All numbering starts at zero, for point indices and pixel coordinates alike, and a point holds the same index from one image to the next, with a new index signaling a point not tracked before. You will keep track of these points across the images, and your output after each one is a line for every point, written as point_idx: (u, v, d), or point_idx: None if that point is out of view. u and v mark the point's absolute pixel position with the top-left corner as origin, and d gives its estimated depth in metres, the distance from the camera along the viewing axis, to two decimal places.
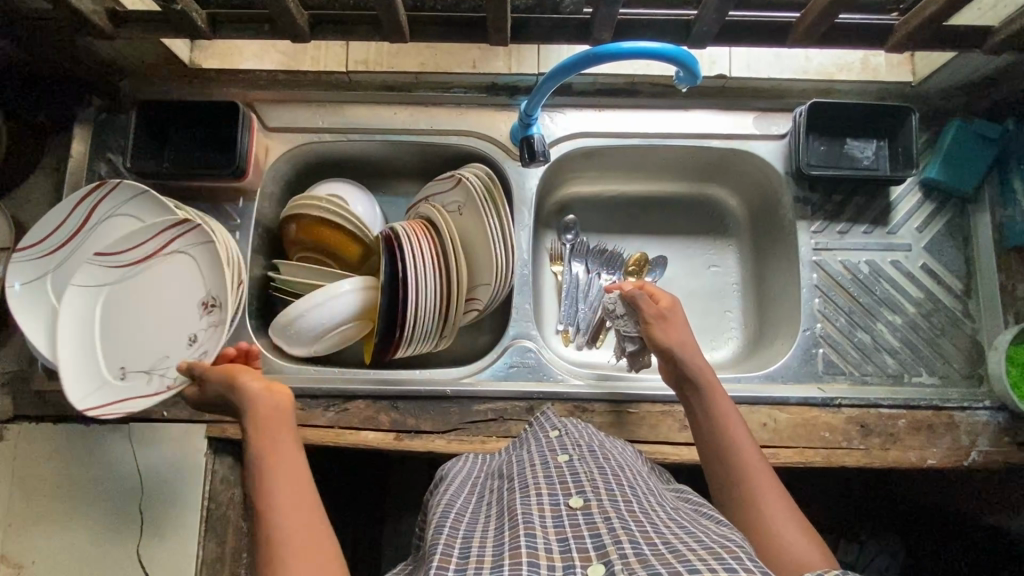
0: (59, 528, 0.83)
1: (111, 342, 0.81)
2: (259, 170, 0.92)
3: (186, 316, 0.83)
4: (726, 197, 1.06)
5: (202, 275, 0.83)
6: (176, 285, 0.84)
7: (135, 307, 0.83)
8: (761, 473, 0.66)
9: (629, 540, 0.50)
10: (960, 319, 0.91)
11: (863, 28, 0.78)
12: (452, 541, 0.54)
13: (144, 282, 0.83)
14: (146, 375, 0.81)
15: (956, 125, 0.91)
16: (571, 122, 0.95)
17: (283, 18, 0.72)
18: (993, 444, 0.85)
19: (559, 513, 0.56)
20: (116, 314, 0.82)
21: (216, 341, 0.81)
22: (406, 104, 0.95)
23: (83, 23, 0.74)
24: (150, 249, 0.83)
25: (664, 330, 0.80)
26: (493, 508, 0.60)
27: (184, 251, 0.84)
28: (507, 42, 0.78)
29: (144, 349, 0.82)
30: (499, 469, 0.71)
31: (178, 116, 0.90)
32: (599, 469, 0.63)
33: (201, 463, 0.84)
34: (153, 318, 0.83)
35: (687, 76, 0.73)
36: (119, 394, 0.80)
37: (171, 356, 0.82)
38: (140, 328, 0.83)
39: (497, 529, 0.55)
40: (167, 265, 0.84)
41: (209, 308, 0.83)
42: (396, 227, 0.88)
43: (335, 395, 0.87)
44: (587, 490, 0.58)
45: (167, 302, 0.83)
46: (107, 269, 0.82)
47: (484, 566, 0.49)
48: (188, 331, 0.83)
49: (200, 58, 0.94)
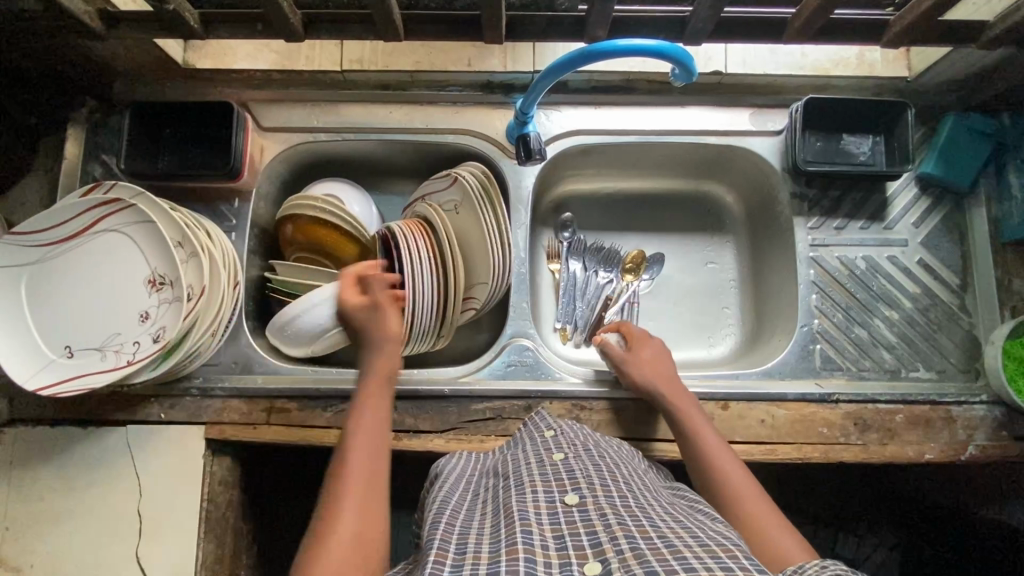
0: (57, 531, 0.82)
1: (60, 321, 0.81)
2: (254, 170, 0.92)
3: (132, 293, 0.82)
4: (722, 194, 1.06)
5: (143, 250, 0.82)
6: (114, 262, 0.82)
7: (84, 286, 0.82)
8: (744, 481, 0.70)
9: (624, 536, 0.50)
10: (956, 314, 0.91)
11: (858, 24, 0.78)
12: (449, 537, 0.53)
13: (78, 259, 0.82)
14: (98, 353, 0.80)
15: (951, 119, 0.91)
16: (568, 120, 0.95)
17: (276, 17, 0.72)
18: (990, 438, 0.85)
19: (555, 509, 0.56)
20: (56, 292, 0.81)
21: (168, 316, 0.80)
22: (401, 103, 0.95)
23: (74, 23, 0.73)
24: (74, 227, 0.82)
25: (637, 365, 0.85)
26: (490, 506, 0.60)
27: (117, 229, 0.82)
28: (502, 40, 0.78)
29: (95, 327, 0.81)
30: (494, 467, 0.71)
31: (173, 117, 0.90)
32: (595, 467, 0.63)
33: (199, 464, 0.84)
34: (104, 296, 0.82)
35: (682, 73, 0.73)
36: (67, 371, 0.79)
37: (124, 333, 0.81)
38: (90, 307, 0.81)
39: (493, 528, 0.55)
40: (100, 242, 0.82)
41: (159, 283, 0.82)
42: (391, 226, 0.88)
43: (333, 395, 0.87)
44: (583, 487, 0.58)
45: (116, 279, 0.82)
46: (55, 250, 0.81)
47: (482, 562, 0.49)
48: (137, 309, 0.81)
49: (193, 58, 0.92)
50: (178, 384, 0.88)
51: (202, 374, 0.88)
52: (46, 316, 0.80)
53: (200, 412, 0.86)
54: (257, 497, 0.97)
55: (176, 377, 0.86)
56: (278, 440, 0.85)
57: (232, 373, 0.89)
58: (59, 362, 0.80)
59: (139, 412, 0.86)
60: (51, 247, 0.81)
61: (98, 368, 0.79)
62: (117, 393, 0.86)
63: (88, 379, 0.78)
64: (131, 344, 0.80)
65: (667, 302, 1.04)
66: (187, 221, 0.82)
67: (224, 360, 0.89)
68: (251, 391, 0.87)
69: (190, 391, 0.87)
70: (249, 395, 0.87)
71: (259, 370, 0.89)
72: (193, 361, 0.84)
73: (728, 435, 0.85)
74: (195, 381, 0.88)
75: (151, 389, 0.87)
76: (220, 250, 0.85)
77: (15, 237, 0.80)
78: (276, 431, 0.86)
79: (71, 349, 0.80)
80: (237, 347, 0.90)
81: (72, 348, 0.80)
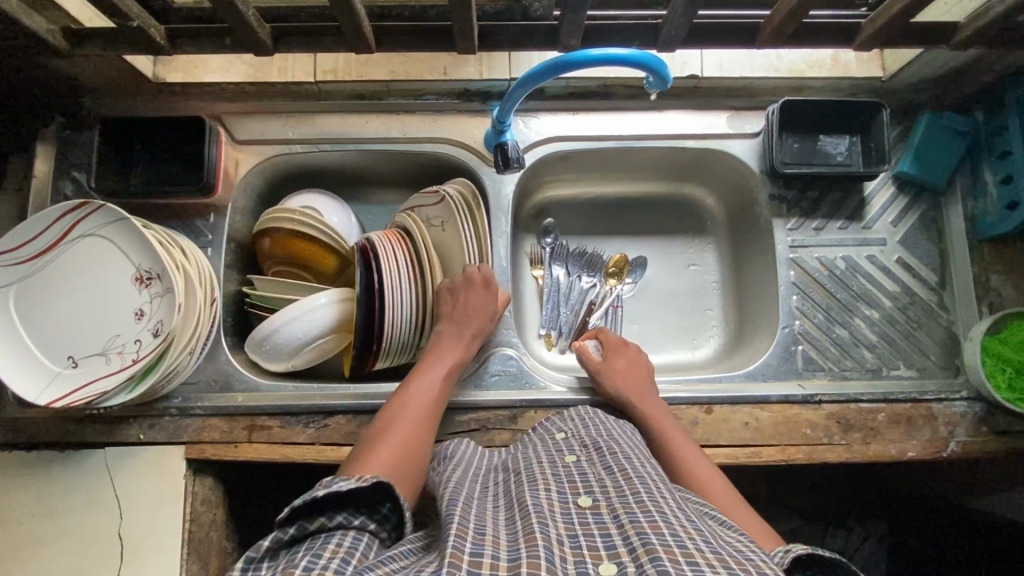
0: (34, 557, 0.81)
1: (54, 333, 0.79)
2: (229, 184, 0.91)
3: (122, 292, 0.81)
4: (703, 196, 1.06)
5: (125, 251, 0.81)
6: (96, 268, 0.81)
7: (70, 296, 0.80)
8: (716, 478, 0.72)
9: (637, 533, 0.48)
10: (935, 311, 0.92)
11: (830, 27, 0.78)
12: (468, 515, 0.54)
13: (59, 268, 0.80)
14: (101, 357, 0.79)
15: (926, 118, 0.91)
16: (545, 126, 0.94)
17: (244, 32, 0.71)
18: (971, 434, 0.86)
19: (568, 510, 0.55)
20: (41, 307, 0.80)
21: (166, 305, 0.80)
22: (377, 112, 0.94)
23: (36, 42, 0.72)
24: (47, 240, 0.80)
25: (611, 376, 0.86)
26: (501, 501, 0.60)
27: (91, 233, 0.81)
28: (476, 50, 0.77)
29: (89, 335, 0.80)
30: (502, 465, 0.70)
31: (144, 131, 0.88)
32: (606, 467, 0.62)
33: (181, 484, 0.83)
34: (93, 301, 0.81)
35: (657, 80, 0.72)
36: (74, 382, 0.79)
37: (123, 333, 0.80)
38: (83, 315, 0.80)
39: (509, 519, 0.54)
40: (79, 248, 0.81)
41: (146, 276, 0.81)
42: (371, 237, 0.86)
43: (315, 411, 0.86)
44: (595, 490, 0.57)
45: (102, 284, 0.81)
46: (31, 267, 0.80)
47: (502, 547, 0.49)
48: (132, 307, 0.81)
49: (162, 72, 0.90)
50: (157, 404, 0.86)
51: (181, 394, 0.87)
52: (38, 332, 0.79)
53: (180, 431, 0.85)
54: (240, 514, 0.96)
55: (155, 397, 0.85)
56: (260, 458, 0.84)
57: (212, 391, 0.88)
58: (63, 375, 0.79)
59: (118, 433, 0.85)
60: (32, 262, 0.80)
61: (105, 369, 0.79)
62: (94, 415, 0.85)
63: (99, 384, 0.78)
64: (134, 340, 0.80)
65: (651, 306, 1.04)
66: (160, 238, 0.80)
67: (203, 378, 0.88)
68: (231, 409, 0.86)
69: (170, 410, 0.86)
70: (229, 413, 0.86)
71: (240, 387, 0.88)
72: (172, 378, 0.82)
73: (712, 439, 0.85)
74: (174, 400, 0.86)
75: (129, 409, 0.86)
76: (197, 267, 0.83)
77: None
78: (258, 449, 0.85)
79: (73, 360, 0.79)
80: (217, 364, 0.89)
81: (75, 358, 0.79)
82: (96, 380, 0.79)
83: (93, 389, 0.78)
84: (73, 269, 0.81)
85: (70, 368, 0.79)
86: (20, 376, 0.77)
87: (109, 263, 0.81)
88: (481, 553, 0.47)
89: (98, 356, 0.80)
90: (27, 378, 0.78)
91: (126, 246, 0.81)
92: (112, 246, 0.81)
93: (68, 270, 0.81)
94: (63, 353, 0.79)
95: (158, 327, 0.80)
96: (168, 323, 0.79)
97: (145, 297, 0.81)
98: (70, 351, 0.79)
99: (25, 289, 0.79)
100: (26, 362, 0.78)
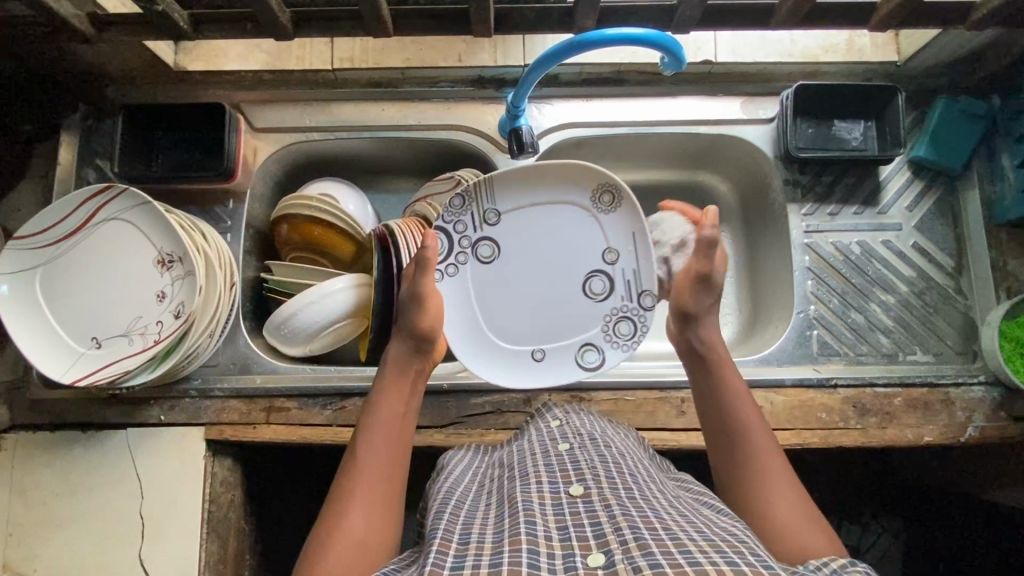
0: (59, 536, 0.82)
1: (78, 314, 0.81)
2: (248, 170, 0.92)
3: (145, 276, 0.82)
4: (717, 183, 1.06)
5: (147, 234, 0.83)
6: (119, 251, 0.83)
7: (95, 277, 0.82)
8: (767, 455, 0.61)
9: (629, 526, 0.49)
10: (952, 296, 0.91)
11: (845, 9, 0.78)
12: (453, 528, 0.53)
13: (84, 251, 0.82)
14: (124, 338, 0.81)
15: (943, 102, 0.91)
16: (559, 112, 0.94)
17: (266, 15, 0.72)
18: (989, 420, 0.85)
19: (559, 500, 0.55)
20: (66, 288, 0.81)
21: (184, 291, 0.81)
22: (393, 100, 0.95)
23: (64, 27, 0.73)
24: (73, 223, 0.82)
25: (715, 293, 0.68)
26: (493, 497, 0.60)
27: (115, 216, 0.82)
28: (491, 33, 0.78)
29: (112, 316, 0.82)
30: (500, 458, 0.71)
31: (167, 119, 0.90)
32: (599, 457, 0.62)
33: (201, 466, 0.84)
34: (116, 284, 0.82)
35: (672, 61, 0.74)
36: (98, 362, 0.80)
37: (146, 315, 0.82)
38: (106, 297, 0.82)
39: (497, 517, 0.54)
40: (102, 230, 0.82)
41: (166, 261, 0.82)
42: (389, 223, 0.87)
43: (332, 394, 0.87)
44: (587, 478, 0.58)
45: (124, 267, 0.83)
46: (57, 249, 0.82)
47: (485, 552, 0.48)
48: (153, 290, 0.82)
49: (184, 61, 0.92)
50: (177, 387, 0.87)
51: (200, 375, 0.88)
52: (63, 312, 0.81)
53: (199, 413, 0.86)
54: (254, 499, 0.97)
55: (175, 379, 0.86)
56: (277, 439, 0.85)
57: (231, 373, 0.89)
58: (88, 355, 0.80)
59: (139, 415, 0.86)
60: (57, 245, 0.82)
61: (126, 352, 0.80)
62: (116, 397, 0.87)
63: (121, 365, 0.79)
64: (156, 322, 0.81)
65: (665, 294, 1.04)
66: (181, 224, 0.81)
67: (223, 361, 0.89)
68: (250, 392, 0.87)
69: (190, 392, 0.87)
70: (248, 396, 0.87)
71: (258, 370, 0.89)
72: (192, 361, 0.84)
73: None
74: (194, 382, 0.88)
75: (150, 391, 0.87)
76: (218, 253, 0.84)
77: (22, 240, 0.80)
78: (275, 431, 0.86)
79: (97, 340, 0.81)
80: (236, 347, 0.90)
81: (99, 339, 0.81)
82: (120, 360, 0.80)
83: (117, 369, 0.79)
84: (96, 251, 0.82)
85: (93, 347, 0.81)
86: (45, 355, 0.79)
87: (132, 247, 0.83)
88: (464, 563, 0.47)
89: (120, 337, 0.81)
90: (51, 357, 0.79)
91: (150, 232, 0.82)
92: (136, 232, 0.83)
93: (91, 252, 0.82)
94: (87, 332, 0.81)
95: (178, 313, 0.81)
96: (189, 307, 0.80)
97: (167, 284, 0.82)
98: (94, 330, 0.81)
99: (49, 271, 0.81)
100: (51, 341, 0.80)
